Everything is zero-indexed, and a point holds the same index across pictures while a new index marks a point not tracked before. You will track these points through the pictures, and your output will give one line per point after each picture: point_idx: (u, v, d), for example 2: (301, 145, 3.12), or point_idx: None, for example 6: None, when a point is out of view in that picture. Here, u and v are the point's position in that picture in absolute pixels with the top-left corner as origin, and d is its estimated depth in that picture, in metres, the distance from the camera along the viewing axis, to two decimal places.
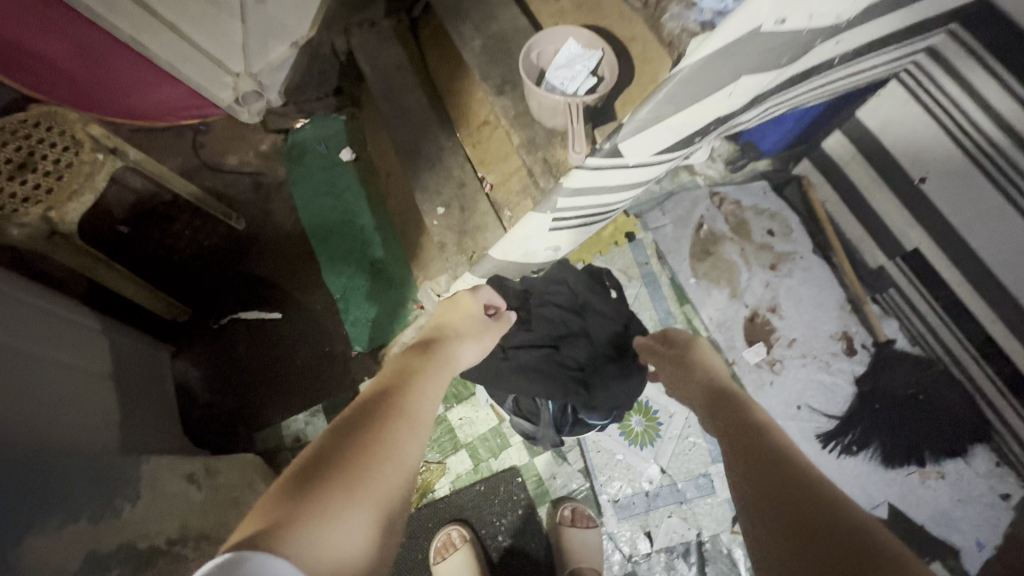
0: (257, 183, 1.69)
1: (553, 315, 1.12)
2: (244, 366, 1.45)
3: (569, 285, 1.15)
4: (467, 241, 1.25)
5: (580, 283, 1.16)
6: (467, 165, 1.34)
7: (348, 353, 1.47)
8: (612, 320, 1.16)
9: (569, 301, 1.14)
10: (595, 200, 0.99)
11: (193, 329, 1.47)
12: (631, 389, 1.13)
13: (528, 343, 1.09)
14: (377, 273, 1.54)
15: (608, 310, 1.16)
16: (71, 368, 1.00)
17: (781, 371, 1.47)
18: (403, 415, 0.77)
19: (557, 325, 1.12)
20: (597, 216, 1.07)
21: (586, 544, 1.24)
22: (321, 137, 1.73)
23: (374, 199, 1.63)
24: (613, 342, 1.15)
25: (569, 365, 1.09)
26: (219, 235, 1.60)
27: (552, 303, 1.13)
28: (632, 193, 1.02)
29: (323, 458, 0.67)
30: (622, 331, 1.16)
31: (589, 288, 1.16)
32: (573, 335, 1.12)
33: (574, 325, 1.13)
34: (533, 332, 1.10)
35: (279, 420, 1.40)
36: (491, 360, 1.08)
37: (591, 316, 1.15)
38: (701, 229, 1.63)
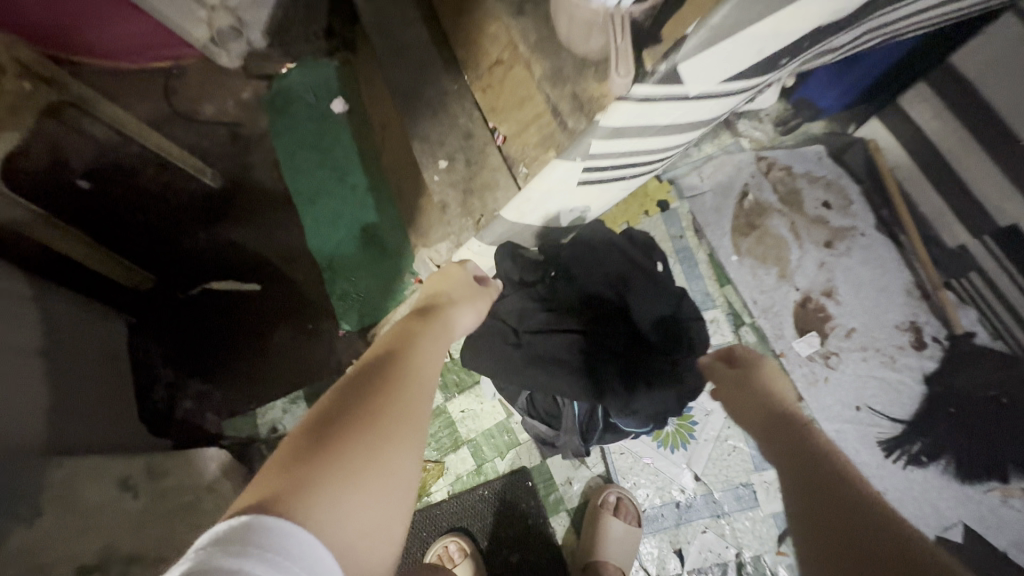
0: (236, 134, 1.47)
1: (579, 294, 0.93)
2: (215, 344, 1.26)
3: (603, 256, 0.93)
4: (474, 202, 1.04)
5: (616, 251, 0.95)
6: (476, 112, 1.12)
7: (334, 332, 1.28)
8: (659, 302, 0.92)
9: (602, 277, 0.93)
10: (639, 144, 0.78)
11: (159, 299, 1.29)
12: (679, 389, 0.90)
13: (549, 328, 0.90)
14: (371, 240, 1.34)
15: (654, 287, 0.93)
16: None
17: (838, 365, 1.25)
18: (419, 372, 0.70)
19: (584, 305, 0.92)
20: (639, 167, 0.85)
21: (618, 540, 1.07)
22: (308, 83, 1.50)
23: (368, 156, 1.42)
24: (660, 330, 0.91)
25: (600, 357, 0.89)
26: (193, 194, 1.40)
27: (581, 278, 0.93)
28: (687, 135, 0.80)
29: (336, 418, 0.59)
30: (672, 316, 0.92)
31: (630, 260, 0.94)
32: (605, 319, 0.91)
33: (606, 306, 0.92)
34: (555, 314, 0.91)
35: (253, 408, 1.21)
36: (503, 348, 0.89)
37: (634, 296, 0.91)
38: (746, 199, 1.40)
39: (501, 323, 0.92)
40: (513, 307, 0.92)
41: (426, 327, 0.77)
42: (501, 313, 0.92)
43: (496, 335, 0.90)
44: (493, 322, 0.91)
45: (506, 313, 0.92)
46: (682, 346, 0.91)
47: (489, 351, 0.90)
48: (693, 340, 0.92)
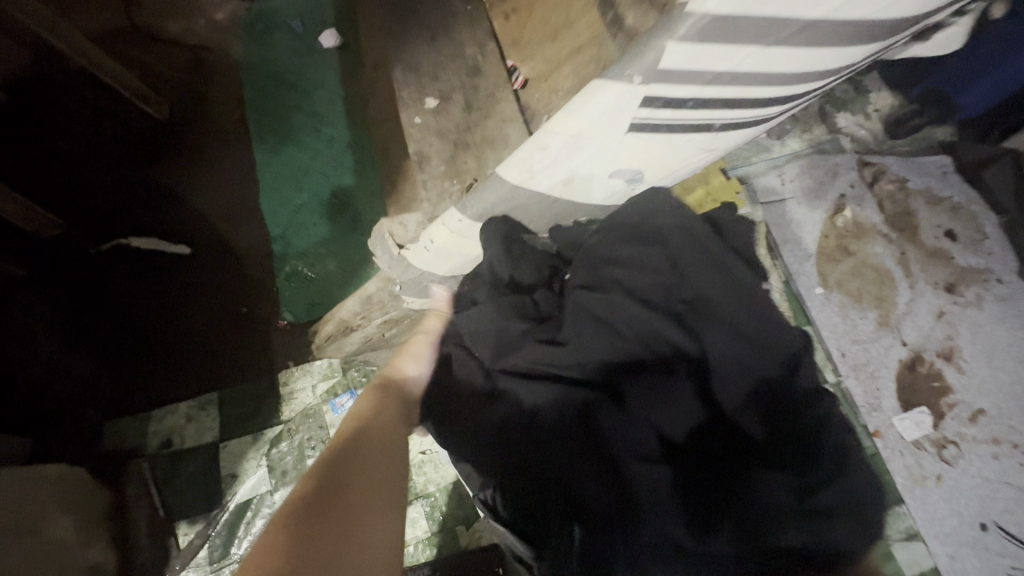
0: (199, 62, 1.18)
1: (607, 327, 0.56)
2: (122, 319, 0.97)
3: (655, 264, 0.57)
4: (464, 161, 0.72)
5: (690, 247, 0.57)
6: (490, 43, 0.80)
7: (274, 321, 0.97)
8: (746, 359, 0.54)
9: (652, 297, 0.56)
10: (749, 70, 0.42)
11: (60, 253, 0.99)
12: (783, 523, 0.51)
13: (550, 379, 0.55)
14: (340, 209, 1.03)
15: (742, 329, 0.55)
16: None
17: (956, 461, 0.88)
18: (393, 452, 0.53)
19: (615, 346, 0.55)
20: (741, 117, 0.49)
21: None
22: (298, 9, 1.20)
23: (354, 103, 1.11)
24: (747, 411, 0.53)
25: (634, 443, 0.53)
26: (131, 127, 1.10)
27: (617, 293, 0.56)
28: (834, 64, 0.45)
29: (314, 529, 0.41)
30: (773, 390, 0.55)
31: (702, 276, 0.56)
32: (657, 373, 0.55)
33: (657, 353, 0.55)
34: (562, 351, 0.55)
35: (148, 410, 0.91)
36: (467, 396, 0.57)
37: (707, 341, 0.55)
38: (841, 216, 1.03)
39: (469, 354, 0.59)
40: (478, 326, 0.58)
41: (395, 390, 0.59)
42: (468, 338, 0.59)
43: (461, 363, 0.58)
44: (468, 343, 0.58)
45: (473, 341, 0.58)
46: (785, 446, 0.53)
47: (448, 389, 0.58)
48: (803, 436, 0.54)
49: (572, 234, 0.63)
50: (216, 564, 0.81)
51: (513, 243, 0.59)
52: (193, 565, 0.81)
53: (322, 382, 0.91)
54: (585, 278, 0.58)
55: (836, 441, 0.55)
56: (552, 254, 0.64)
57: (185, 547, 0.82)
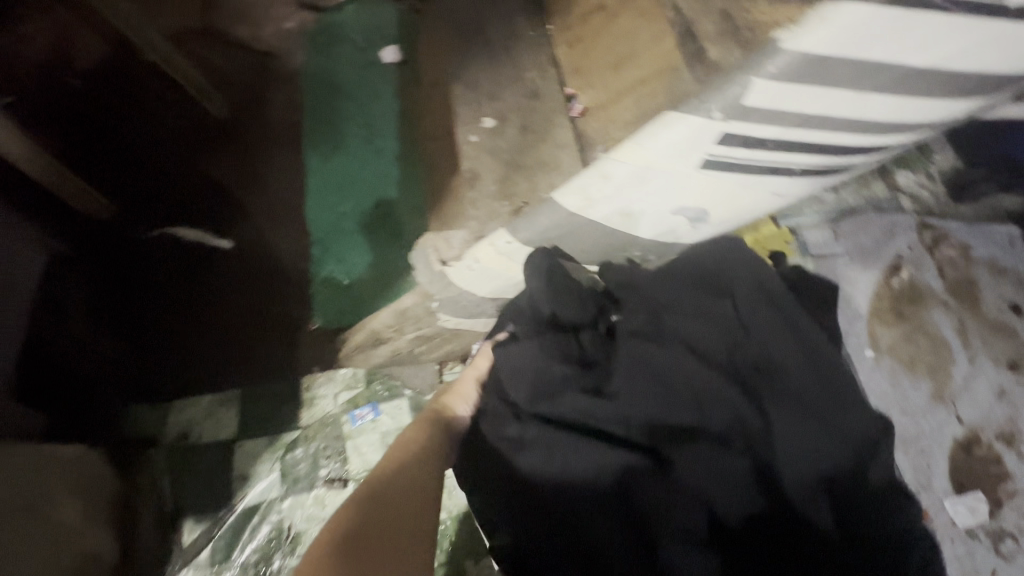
0: (264, 66, 1.22)
1: (665, 386, 0.58)
2: (157, 307, 0.97)
3: (720, 318, 0.61)
4: (516, 183, 0.72)
5: (756, 312, 0.61)
6: (551, 69, 0.80)
7: (304, 323, 0.97)
8: (811, 432, 0.57)
9: (717, 356, 0.59)
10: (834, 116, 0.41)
11: (110, 235, 1.01)
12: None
13: (604, 434, 0.57)
14: (381, 218, 1.03)
15: (801, 396, 0.58)
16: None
17: (1015, 557, 0.80)
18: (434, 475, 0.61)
19: (671, 410, 0.57)
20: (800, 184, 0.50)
21: None
22: (363, 22, 1.24)
23: (406, 118, 1.12)
24: (805, 491, 0.55)
25: (683, 517, 0.55)
26: (190, 120, 1.14)
27: (676, 349, 0.59)
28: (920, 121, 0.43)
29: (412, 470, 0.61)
30: (838, 477, 0.57)
31: (771, 341, 0.60)
32: (716, 443, 0.56)
33: (720, 423, 0.57)
34: (616, 407, 0.57)
35: (170, 401, 0.90)
36: (499, 443, 0.60)
37: (775, 413, 0.57)
38: (896, 279, 0.94)
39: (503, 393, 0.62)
40: (520, 362, 0.61)
41: (441, 424, 0.67)
42: (503, 380, 0.62)
43: (494, 410, 0.62)
44: (523, 372, 0.60)
45: (509, 378, 0.61)
46: (838, 516, 0.57)
47: (493, 420, 0.62)
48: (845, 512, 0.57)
49: (620, 270, 0.65)
50: (216, 567, 0.79)
51: (556, 276, 0.59)
52: (193, 565, 0.79)
53: (344, 391, 0.90)
54: (645, 328, 0.61)
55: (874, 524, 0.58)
56: (597, 289, 0.66)
57: (188, 546, 0.81)
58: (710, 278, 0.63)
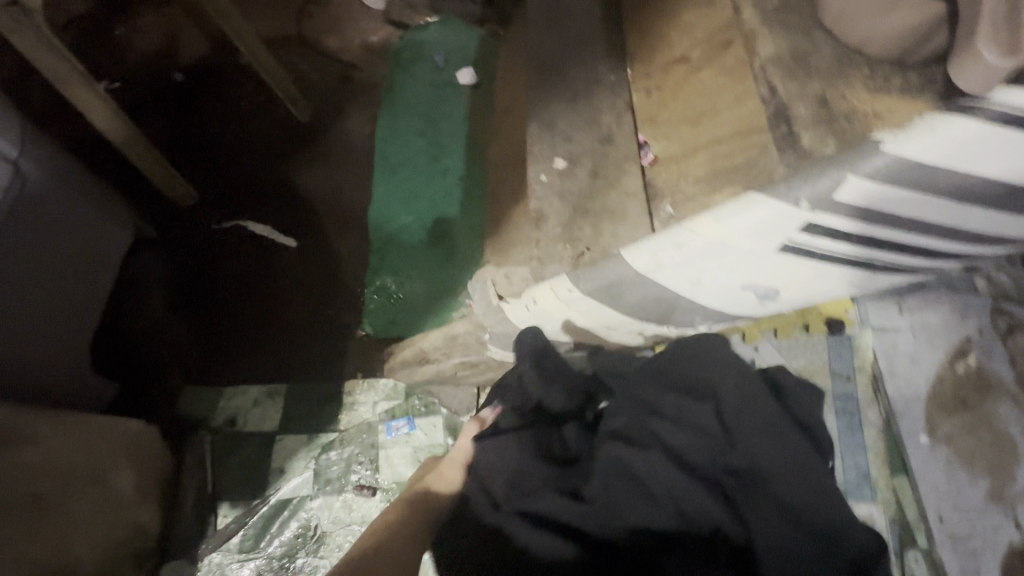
0: (347, 77, 1.28)
1: (644, 492, 0.61)
2: (221, 294, 1.03)
3: (703, 428, 0.63)
4: (580, 227, 0.73)
5: (743, 425, 0.63)
6: (628, 116, 0.80)
7: (353, 329, 1.00)
8: (795, 541, 0.59)
9: (696, 464, 0.62)
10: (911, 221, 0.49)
11: (189, 221, 1.08)
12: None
13: (588, 537, 0.61)
14: (439, 236, 1.06)
15: (790, 504, 0.59)
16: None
17: None
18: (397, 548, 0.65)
19: (651, 518, 0.60)
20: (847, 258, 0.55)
21: None
22: (444, 44, 1.27)
23: (474, 140, 1.15)
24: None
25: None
26: (273, 122, 1.21)
27: (657, 454, 0.62)
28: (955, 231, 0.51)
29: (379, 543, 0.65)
30: None
31: (753, 449, 0.61)
32: (701, 552, 0.59)
33: (704, 526, 0.60)
34: (595, 513, 0.61)
35: (221, 386, 0.95)
36: (476, 542, 0.63)
37: (754, 519, 0.59)
38: (960, 363, 0.86)
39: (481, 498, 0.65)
40: (502, 460, 0.67)
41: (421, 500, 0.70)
42: (479, 479, 0.67)
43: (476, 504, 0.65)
44: (501, 468, 0.66)
45: (491, 476, 0.66)
46: None
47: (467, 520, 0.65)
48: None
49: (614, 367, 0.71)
50: (244, 554, 0.82)
51: (545, 360, 0.71)
52: (222, 549, 0.83)
53: (383, 401, 0.92)
54: (626, 432, 0.65)
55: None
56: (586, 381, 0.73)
57: (220, 530, 0.84)
58: (695, 384, 0.67)
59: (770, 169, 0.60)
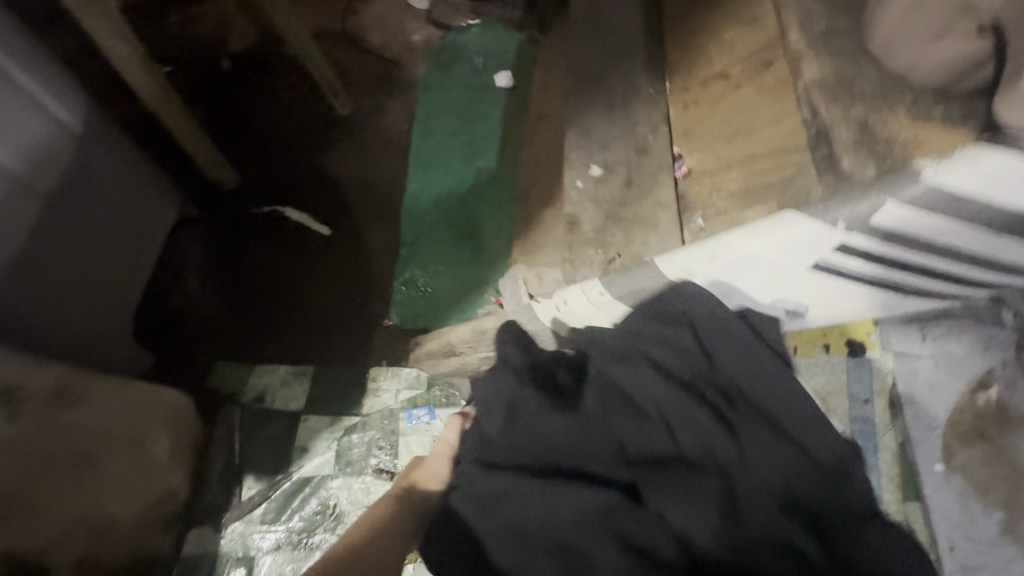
0: (388, 74, 1.31)
1: (633, 406, 0.63)
2: (256, 275, 1.07)
3: (688, 346, 0.64)
4: (613, 234, 0.75)
5: (731, 341, 0.63)
6: (664, 128, 0.82)
7: (380, 318, 1.03)
8: (781, 458, 0.60)
9: (683, 379, 0.63)
10: (908, 255, 0.51)
11: (228, 204, 1.12)
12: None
13: (582, 453, 0.62)
14: (468, 234, 1.09)
15: (777, 425, 0.61)
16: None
17: None
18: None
19: (641, 432, 0.62)
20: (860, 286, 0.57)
21: None
22: (483, 46, 1.30)
23: (508, 142, 1.18)
24: (780, 523, 0.58)
25: (656, 546, 0.58)
26: (314, 113, 1.24)
27: (645, 370, 0.63)
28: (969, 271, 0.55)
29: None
30: (818, 507, 0.60)
31: (736, 365, 0.63)
32: (689, 470, 0.60)
33: (692, 446, 0.61)
34: (587, 425, 0.63)
35: (251, 363, 0.98)
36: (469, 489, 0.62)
37: (742, 432, 0.61)
38: (982, 393, 0.86)
39: (481, 421, 0.66)
40: (491, 396, 0.66)
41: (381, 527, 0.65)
42: (474, 411, 0.67)
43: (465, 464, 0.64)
44: (492, 402, 0.66)
45: (481, 413, 0.66)
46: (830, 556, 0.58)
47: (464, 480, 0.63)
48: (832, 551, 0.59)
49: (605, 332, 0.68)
50: (266, 525, 0.86)
51: (522, 342, 0.70)
52: (246, 519, 0.86)
53: (405, 390, 0.95)
54: (617, 349, 0.65)
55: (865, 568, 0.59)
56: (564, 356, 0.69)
57: (245, 501, 0.87)
58: (687, 306, 0.63)
59: (805, 190, 0.64)
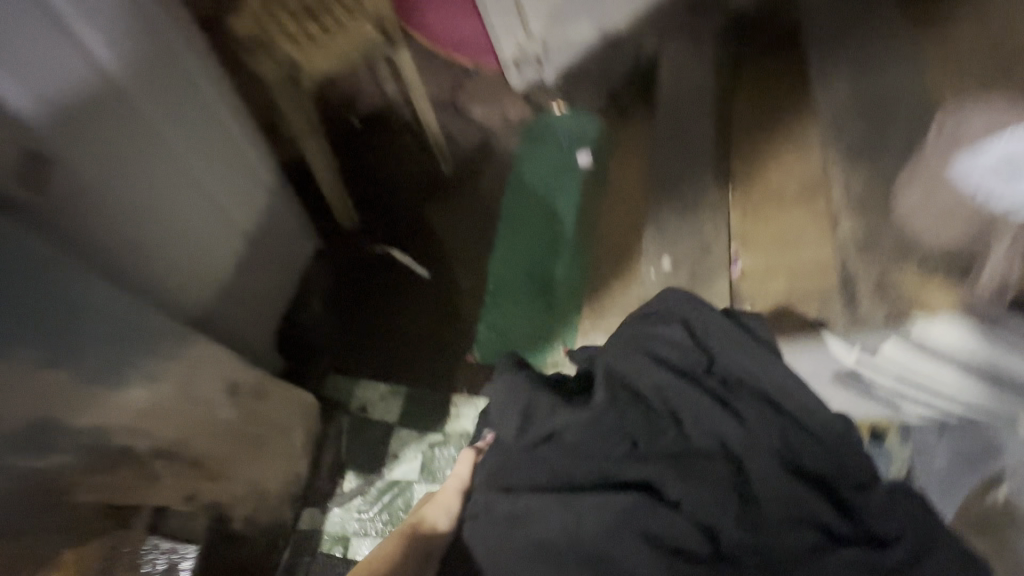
0: (486, 143, 1.54)
1: (642, 399, 0.69)
2: (366, 302, 1.29)
3: (684, 344, 0.72)
4: None
5: (724, 332, 0.71)
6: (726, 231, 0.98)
7: (465, 354, 1.23)
8: (784, 431, 0.66)
9: (680, 366, 0.70)
10: None
11: (348, 241, 1.35)
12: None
13: (596, 449, 0.67)
14: (544, 290, 1.28)
15: (777, 405, 0.68)
16: (146, 123, 0.75)
17: None
18: None
19: (651, 421, 0.68)
20: (969, 398, 0.68)
21: None
22: (569, 127, 1.52)
23: (585, 215, 1.37)
24: (797, 498, 0.62)
25: (687, 544, 0.61)
26: (422, 170, 1.48)
27: (649, 364, 0.70)
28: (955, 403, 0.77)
29: None
30: (826, 474, 0.65)
31: (728, 353, 0.70)
32: (699, 455, 0.66)
33: (701, 434, 0.66)
34: (596, 409, 0.68)
35: (358, 377, 1.20)
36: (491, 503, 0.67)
37: (742, 407, 0.67)
38: None
39: (501, 436, 0.72)
40: (502, 398, 0.73)
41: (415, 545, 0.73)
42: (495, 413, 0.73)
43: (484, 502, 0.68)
44: (499, 410, 0.73)
45: (496, 413, 0.73)
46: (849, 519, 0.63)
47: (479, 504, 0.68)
48: (842, 505, 0.64)
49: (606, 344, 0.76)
50: (359, 516, 1.05)
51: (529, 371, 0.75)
52: (345, 507, 1.05)
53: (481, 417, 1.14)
54: (619, 342, 0.75)
55: (879, 525, 0.62)
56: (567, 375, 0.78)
57: (345, 491, 1.07)
58: (681, 309, 0.74)
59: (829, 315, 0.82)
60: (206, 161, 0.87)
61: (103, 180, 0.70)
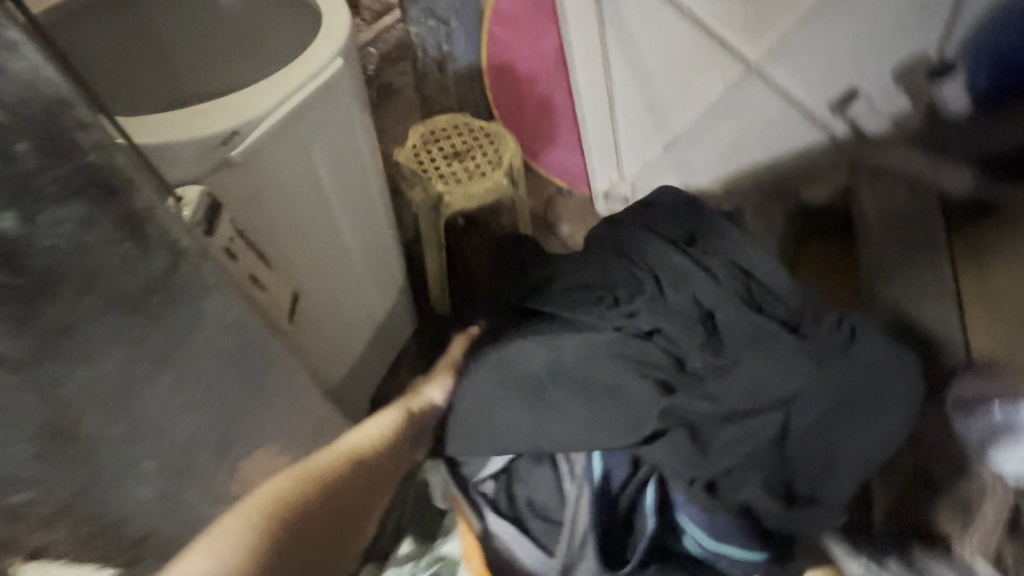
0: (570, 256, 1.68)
1: (632, 262, 0.95)
2: None
3: (671, 231, 0.99)
4: None
5: (705, 221, 0.99)
6: None
7: None
8: (740, 280, 0.89)
9: (669, 241, 0.97)
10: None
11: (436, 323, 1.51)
12: (808, 417, 0.76)
13: (594, 287, 0.94)
14: None
15: (743, 271, 0.91)
16: (335, 236, 0.93)
17: None
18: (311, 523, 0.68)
19: (628, 278, 0.93)
20: None
21: None
22: None
23: None
24: (748, 331, 0.83)
25: (649, 355, 0.84)
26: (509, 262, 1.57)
27: (646, 237, 0.97)
28: None
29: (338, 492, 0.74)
30: (782, 315, 0.85)
31: (718, 242, 0.95)
32: (675, 298, 0.88)
33: (676, 288, 0.89)
34: (586, 263, 0.98)
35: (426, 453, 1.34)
36: (493, 336, 0.95)
37: (710, 264, 0.91)
38: None
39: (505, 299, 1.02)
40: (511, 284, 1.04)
41: (411, 420, 0.90)
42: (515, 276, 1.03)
43: (486, 358, 0.91)
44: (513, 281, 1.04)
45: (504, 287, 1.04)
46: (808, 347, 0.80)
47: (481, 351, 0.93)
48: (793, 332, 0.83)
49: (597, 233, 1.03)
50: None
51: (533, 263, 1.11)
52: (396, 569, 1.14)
53: None
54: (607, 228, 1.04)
55: (818, 340, 0.81)
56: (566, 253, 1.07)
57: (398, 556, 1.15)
58: (671, 211, 1.03)
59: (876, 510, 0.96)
60: (360, 287, 1.06)
61: (298, 278, 0.89)
